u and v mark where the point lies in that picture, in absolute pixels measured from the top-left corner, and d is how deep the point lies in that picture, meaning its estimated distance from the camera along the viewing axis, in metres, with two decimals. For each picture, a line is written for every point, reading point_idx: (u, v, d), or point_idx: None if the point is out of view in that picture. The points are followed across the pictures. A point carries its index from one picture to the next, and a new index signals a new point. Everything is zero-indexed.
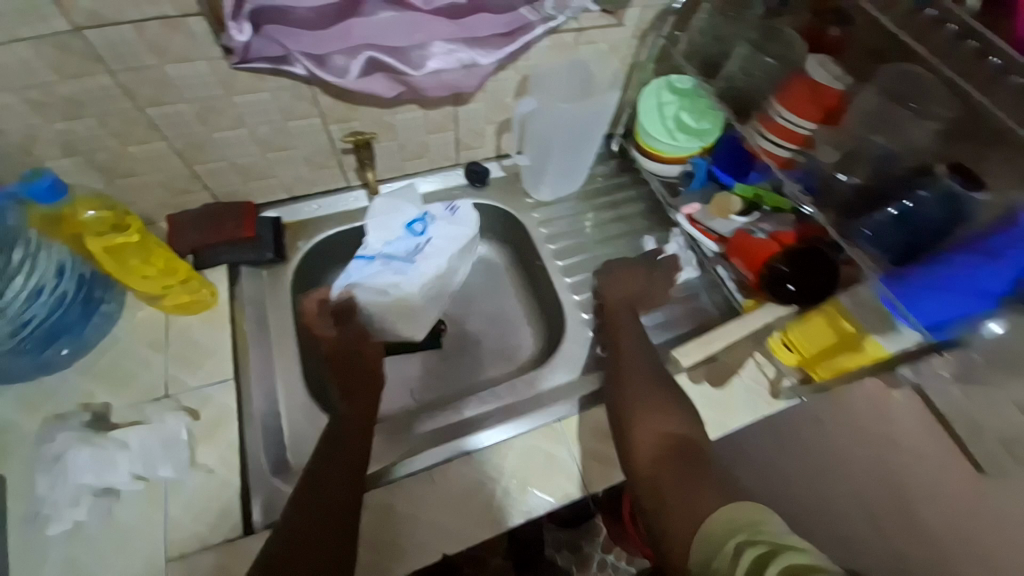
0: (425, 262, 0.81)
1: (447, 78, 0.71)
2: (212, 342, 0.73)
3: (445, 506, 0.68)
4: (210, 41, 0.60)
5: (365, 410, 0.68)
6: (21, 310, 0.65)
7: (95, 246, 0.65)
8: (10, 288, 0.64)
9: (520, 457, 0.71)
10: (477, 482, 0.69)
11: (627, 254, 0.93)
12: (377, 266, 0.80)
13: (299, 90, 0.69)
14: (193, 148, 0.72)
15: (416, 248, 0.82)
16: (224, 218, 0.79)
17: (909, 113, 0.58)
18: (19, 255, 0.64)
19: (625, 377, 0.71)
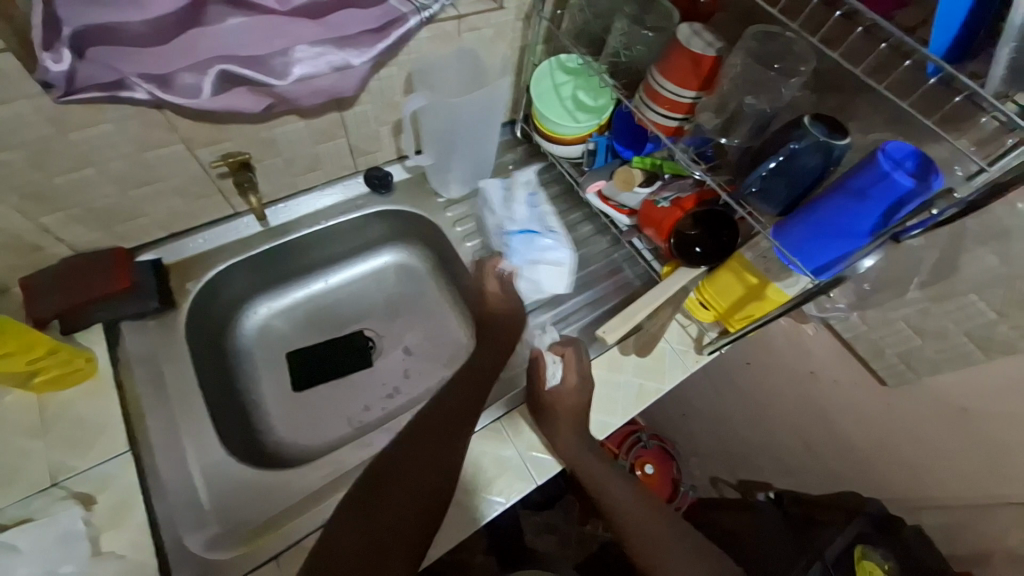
0: (564, 242, 0.85)
1: (320, 85, 0.65)
2: (100, 414, 0.65)
3: None
4: (23, 75, 0.51)
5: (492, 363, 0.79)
6: None
7: None
8: None
9: (468, 463, 0.69)
10: None
11: None
12: (529, 240, 0.84)
13: (149, 116, 0.61)
14: (33, 199, 0.62)
15: (548, 226, 0.86)
16: (91, 273, 0.69)
17: (775, 74, 0.61)
18: None
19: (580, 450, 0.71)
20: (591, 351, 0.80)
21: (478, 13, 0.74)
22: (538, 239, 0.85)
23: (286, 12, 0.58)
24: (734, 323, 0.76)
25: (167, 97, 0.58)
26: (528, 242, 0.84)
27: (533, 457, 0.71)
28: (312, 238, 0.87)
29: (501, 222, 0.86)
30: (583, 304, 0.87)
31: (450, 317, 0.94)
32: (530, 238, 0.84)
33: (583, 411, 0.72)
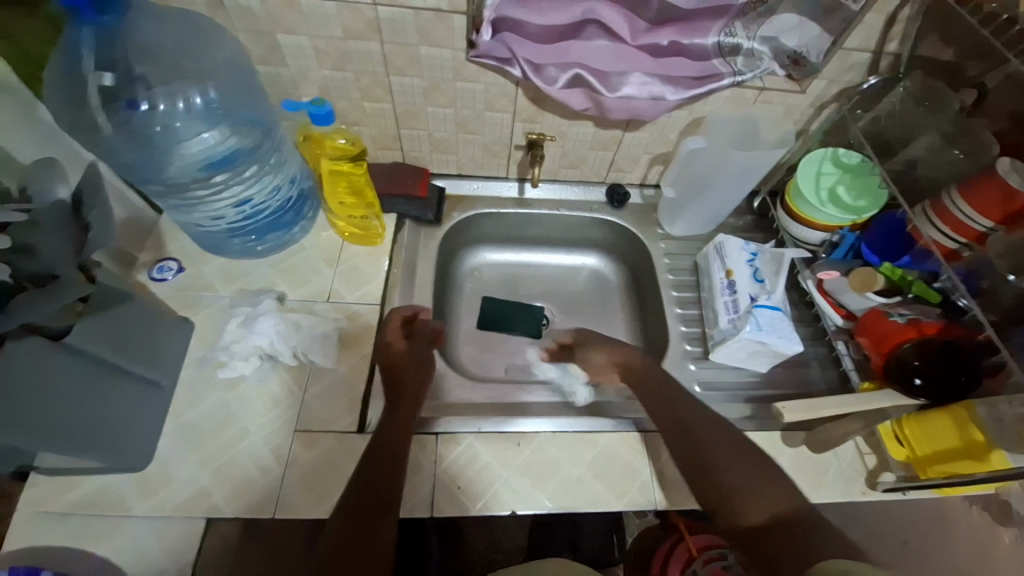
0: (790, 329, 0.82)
1: (633, 105, 0.79)
2: (372, 271, 0.87)
3: (521, 472, 0.72)
4: (462, 35, 0.74)
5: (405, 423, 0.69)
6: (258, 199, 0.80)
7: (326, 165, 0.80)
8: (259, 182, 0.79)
9: (603, 453, 0.75)
10: (556, 461, 0.74)
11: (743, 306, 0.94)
12: (778, 318, 0.79)
13: (507, 87, 0.82)
14: (407, 115, 0.87)
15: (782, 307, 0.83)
16: (406, 176, 0.95)
17: None
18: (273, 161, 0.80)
19: (674, 427, 0.69)
20: (751, 422, 0.79)
21: (778, 90, 0.83)
22: (783, 320, 0.79)
23: (633, 45, 0.76)
24: (928, 472, 0.70)
25: (530, 79, 0.77)
26: (773, 319, 0.79)
27: (661, 484, 0.73)
28: (545, 218, 1.03)
29: (752, 291, 0.82)
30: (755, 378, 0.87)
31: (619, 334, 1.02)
32: (780, 317, 0.79)
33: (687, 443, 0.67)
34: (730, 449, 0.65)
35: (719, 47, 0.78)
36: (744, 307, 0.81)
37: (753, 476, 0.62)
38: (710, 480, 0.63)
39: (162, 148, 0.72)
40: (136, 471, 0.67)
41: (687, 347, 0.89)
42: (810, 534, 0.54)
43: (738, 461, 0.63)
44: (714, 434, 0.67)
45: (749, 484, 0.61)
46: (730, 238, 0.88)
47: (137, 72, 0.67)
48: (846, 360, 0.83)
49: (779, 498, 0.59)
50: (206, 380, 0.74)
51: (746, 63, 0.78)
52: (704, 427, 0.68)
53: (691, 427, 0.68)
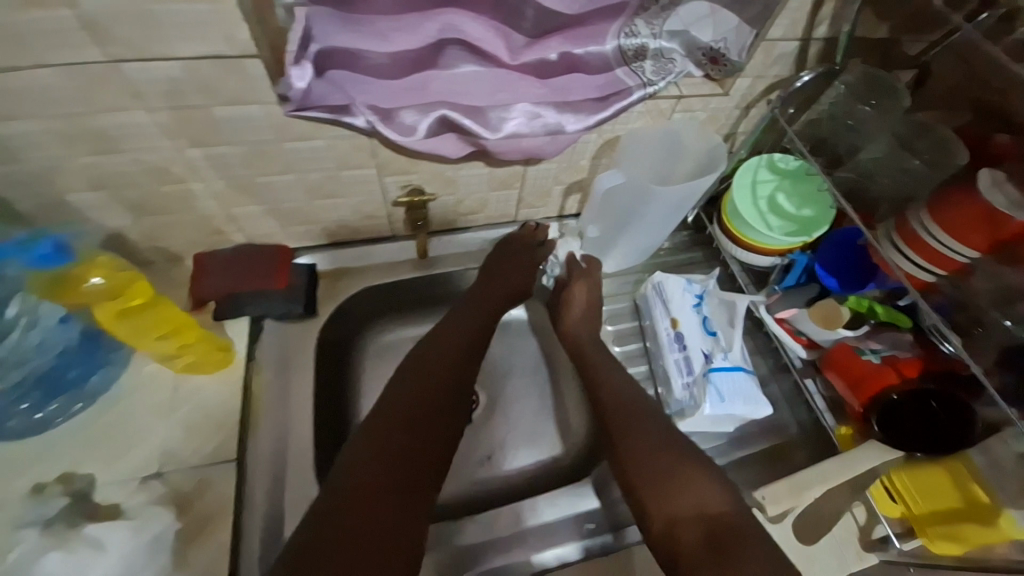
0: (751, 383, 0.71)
1: (526, 144, 0.61)
2: (222, 411, 0.64)
3: None
4: (269, 85, 0.52)
5: (443, 362, 0.68)
6: (19, 361, 0.56)
7: (105, 313, 0.55)
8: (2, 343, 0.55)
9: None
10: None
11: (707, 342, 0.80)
12: (739, 380, 0.68)
13: (358, 141, 0.60)
14: (232, 191, 0.64)
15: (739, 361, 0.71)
16: (255, 262, 0.71)
17: None
18: (15, 312, 0.54)
19: (608, 412, 0.67)
20: None
21: (699, 95, 0.68)
22: (745, 380, 0.68)
23: (514, 66, 0.56)
24: (929, 535, 0.60)
25: (380, 131, 0.56)
26: (734, 384, 0.67)
27: None
28: (453, 277, 0.83)
29: (705, 348, 0.70)
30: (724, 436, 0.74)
31: (563, 397, 0.86)
32: (739, 380, 0.68)
33: (626, 417, 0.66)
34: (665, 450, 0.62)
35: (621, 52, 0.58)
36: (699, 370, 0.68)
37: (692, 479, 0.58)
38: (644, 478, 0.60)
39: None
40: None
41: None
42: (742, 540, 0.52)
43: (674, 461, 0.60)
44: (652, 432, 0.63)
45: (683, 486, 0.58)
46: (669, 278, 0.73)
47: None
48: (818, 400, 0.71)
49: (712, 502, 0.56)
50: None
51: (656, 69, 0.60)
52: (646, 425, 0.64)
53: (634, 426, 0.65)
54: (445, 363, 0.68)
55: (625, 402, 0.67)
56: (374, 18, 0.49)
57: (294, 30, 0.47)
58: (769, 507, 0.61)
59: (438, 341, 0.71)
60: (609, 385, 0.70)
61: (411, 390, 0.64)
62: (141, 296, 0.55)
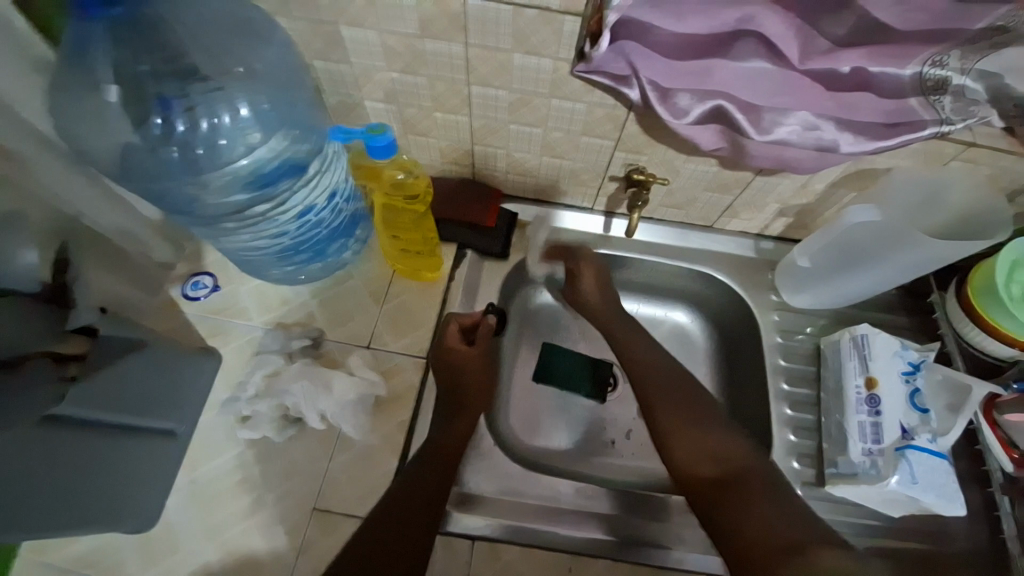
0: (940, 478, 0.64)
1: (785, 153, 0.59)
2: (420, 314, 0.73)
3: None
4: (571, 43, 0.56)
5: (671, 395, 0.69)
6: (307, 216, 0.68)
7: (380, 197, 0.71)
8: (297, 195, 0.66)
9: None
10: None
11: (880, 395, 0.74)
12: (938, 469, 0.61)
13: (616, 111, 0.63)
14: (484, 129, 0.70)
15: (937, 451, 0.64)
16: (473, 197, 0.79)
17: None
18: (314, 168, 0.66)
19: (652, 377, 0.72)
20: None
21: (993, 149, 0.60)
22: (945, 473, 0.61)
23: (799, 70, 0.54)
24: None
25: (652, 108, 0.58)
26: (931, 471, 0.61)
27: None
28: (632, 262, 0.85)
29: (907, 422, 0.63)
30: (883, 520, 0.68)
31: None
32: (938, 469, 0.61)
33: (692, 399, 0.69)
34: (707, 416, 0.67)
35: (921, 80, 0.55)
36: (890, 441, 0.63)
37: (685, 414, 0.67)
38: (672, 425, 0.67)
39: (205, 161, 0.60)
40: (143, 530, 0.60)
41: (794, 465, 0.70)
42: (752, 489, 0.59)
43: (675, 403, 0.69)
44: (672, 374, 0.72)
45: (692, 430, 0.66)
46: (880, 335, 0.68)
47: (193, 66, 0.57)
48: (1010, 523, 0.65)
49: (728, 445, 0.63)
50: (225, 433, 0.65)
51: (960, 108, 0.55)
52: (659, 359, 0.74)
53: (655, 375, 0.72)
54: (666, 400, 0.69)
55: (646, 348, 0.75)
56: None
57: None
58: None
59: (643, 363, 0.74)
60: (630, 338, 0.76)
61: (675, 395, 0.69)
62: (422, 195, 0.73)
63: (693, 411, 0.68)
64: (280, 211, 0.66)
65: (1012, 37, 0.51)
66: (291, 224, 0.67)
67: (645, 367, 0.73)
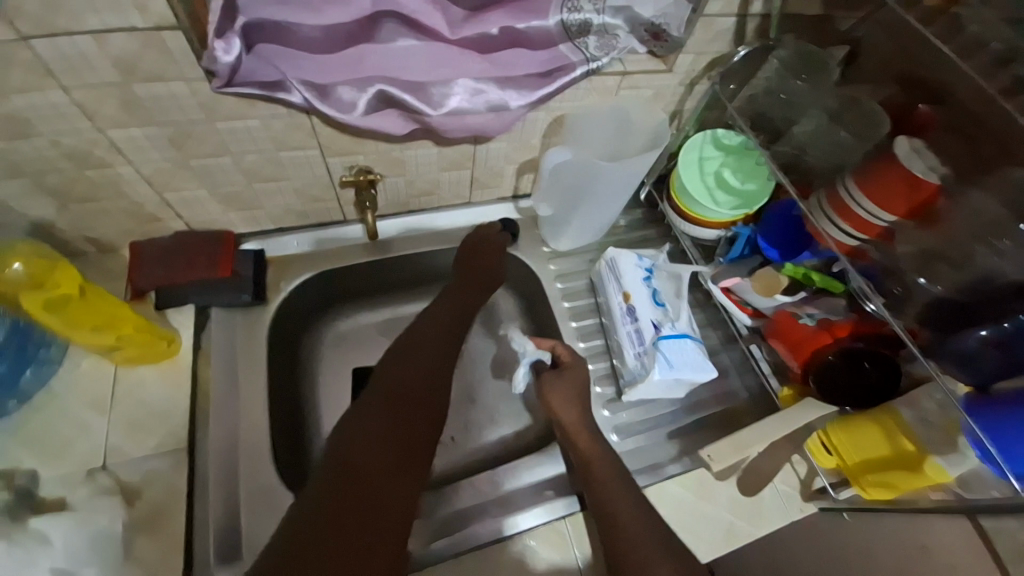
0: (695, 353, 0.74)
1: (471, 122, 0.61)
2: (166, 402, 0.62)
3: None
4: (193, 60, 0.50)
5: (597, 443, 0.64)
6: None
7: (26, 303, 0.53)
8: None
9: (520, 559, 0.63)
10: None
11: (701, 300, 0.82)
12: (687, 348, 0.70)
13: (296, 119, 0.59)
14: (165, 174, 0.62)
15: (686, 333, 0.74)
16: (197, 250, 0.69)
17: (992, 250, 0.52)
18: None
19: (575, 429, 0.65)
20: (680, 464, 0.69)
21: (644, 72, 0.69)
22: (693, 349, 0.70)
23: (453, 41, 0.54)
24: (863, 486, 0.64)
25: (319, 108, 0.55)
26: (682, 352, 0.69)
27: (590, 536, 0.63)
28: (409, 258, 0.81)
29: (655, 317, 0.72)
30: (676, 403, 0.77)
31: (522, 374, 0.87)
32: (688, 349, 0.70)
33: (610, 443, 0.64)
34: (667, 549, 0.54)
35: (566, 28, 0.58)
36: (650, 339, 0.70)
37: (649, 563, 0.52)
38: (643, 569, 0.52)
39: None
40: None
41: (597, 390, 0.76)
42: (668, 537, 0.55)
43: (638, 533, 0.55)
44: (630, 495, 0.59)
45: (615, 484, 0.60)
46: (621, 253, 0.75)
47: None
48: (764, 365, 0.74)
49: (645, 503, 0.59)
50: None
51: (600, 45, 0.61)
52: (615, 482, 0.60)
53: (609, 486, 0.59)
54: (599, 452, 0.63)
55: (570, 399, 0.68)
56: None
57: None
58: (723, 479, 0.70)
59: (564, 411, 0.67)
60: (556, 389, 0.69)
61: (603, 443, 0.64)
62: (66, 279, 0.56)
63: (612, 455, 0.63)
64: None
65: None
66: None
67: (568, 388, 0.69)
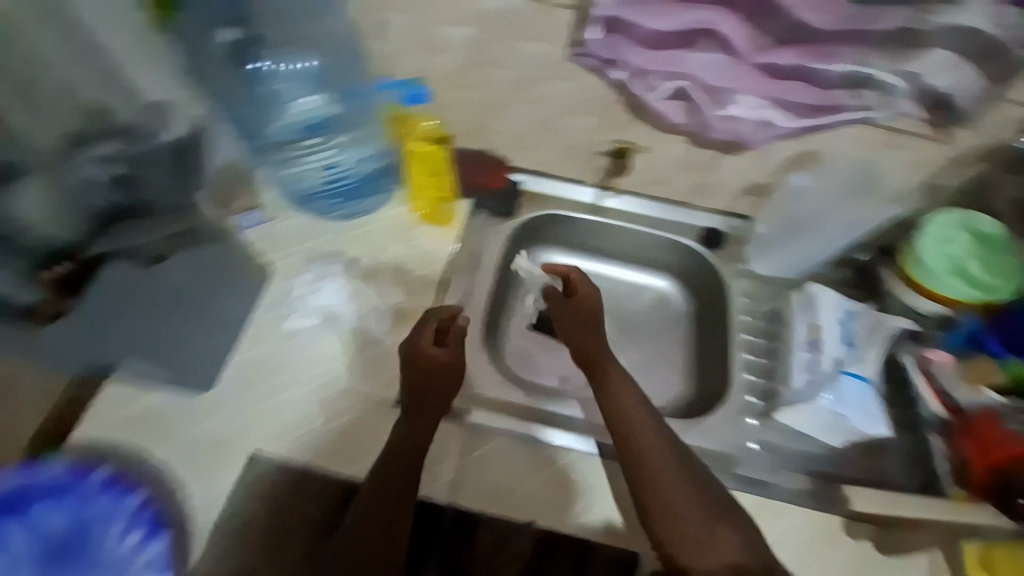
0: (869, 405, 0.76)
1: (738, 128, 0.75)
2: (439, 251, 0.88)
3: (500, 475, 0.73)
4: (564, 30, 0.70)
5: (656, 442, 0.69)
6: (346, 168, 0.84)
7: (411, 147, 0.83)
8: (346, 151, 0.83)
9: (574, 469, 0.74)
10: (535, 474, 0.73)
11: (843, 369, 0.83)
12: (863, 393, 0.75)
13: (602, 89, 0.76)
14: (486, 109, 0.82)
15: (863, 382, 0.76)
16: (480, 163, 0.92)
17: None
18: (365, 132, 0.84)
19: (630, 430, 0.70)
20: None
21: (913, 134, 0.73)
22: (869, 396, 0.75)
23: (750, 63, 0.68)
24: None
25: (631, 83, 0.74)
26: (858, 394, 0.74)
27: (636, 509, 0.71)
28: (618, 230, 0.99)
29: (840, 356, 0.76)
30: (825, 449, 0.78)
31: (671, 361, 0.95)
32: (865, 394, 0.74)
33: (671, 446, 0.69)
34: (703, 502, 0.65)
35: (854, 77, 0.67)
36: (828, 371, 0.76)
37: (686, 515, 0.64)
38: (678, 529, 0.64)
39: (270, 101, 0.77)
40: (204, 389, 0.72)
41: (749, 399, 0.81)
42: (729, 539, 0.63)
43: (679, 496, 0.65)
44: (675, 457, 0.68)
45: (667, 490, 0.65)
46: (825, 291, 0.81)
47: (260, 35, 0.71)
48: (939, 459, 0.73)
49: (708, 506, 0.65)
50: (272, 329, 0.76)
51: (879, 99, 0.68)
52: (664, 456, 0.68)
53: (667, 496, 0.65)
54: (656, 458, 0.68)
55: (631, 400, 0.72)
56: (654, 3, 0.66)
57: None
58: (853, 536, 0.71)
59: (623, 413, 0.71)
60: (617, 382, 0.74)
61: (665, 444, 0.69)
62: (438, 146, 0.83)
63: (672, 446, 0.69)
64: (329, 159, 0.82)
65: (926, 39, 0.62)
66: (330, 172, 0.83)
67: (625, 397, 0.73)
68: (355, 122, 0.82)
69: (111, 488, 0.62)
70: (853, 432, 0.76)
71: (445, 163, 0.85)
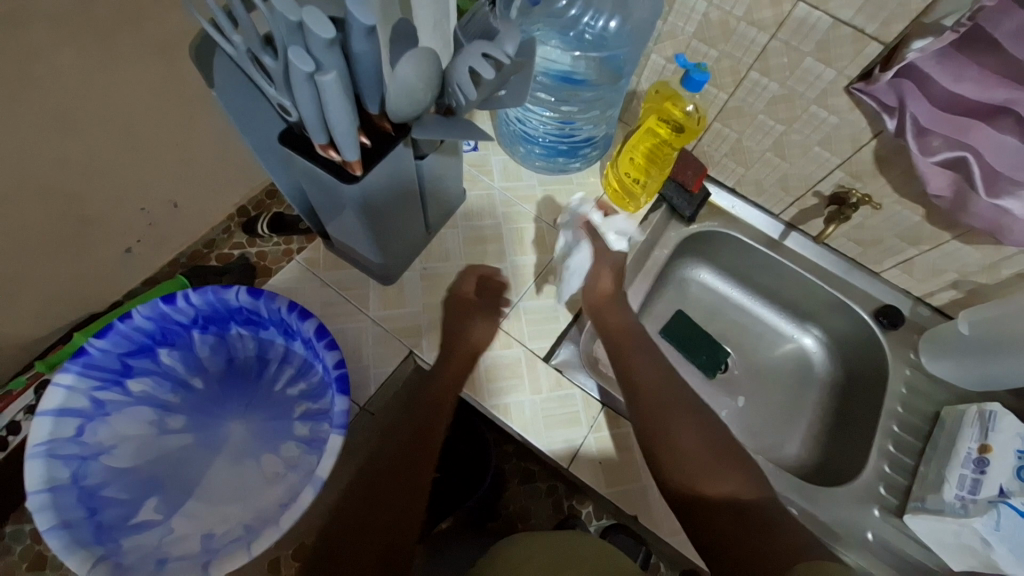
0: None
1: (1004, 222, 0.67)
2: None
3: (532, 426, 0.72)
4: (864, 64, 0.67)
5: (657, 383, 0.68)
6: (575, 125, 0.83)
7: (652, 121, 0.83)
8: (587, 111, 0.82)
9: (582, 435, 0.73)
10: (551, 433, 0.72)
11: (911, 473, 0.80)
12: None
13: (862, 135, 0.74)
14: (733, 111, 0.83)
15: None
16: (688, 164, 0.90)
17: None
18: (613, 101, 0.83)
19: (635, 377, 0.69)
20: None
21: None
22: None
23: None
24: None
25: (902, 139, 0.68)
26: (1018, 529, 0.68)
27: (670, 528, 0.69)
28: (787, 272, 0.95)
29: (1008, 486, 0.70)
30: (953, 575, 0.73)
31: (792, 418, 0.96)
32: None
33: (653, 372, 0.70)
34: (730, 472, 0.62)
35: None
36: (986, 496, 0.70)
37: (723, 514, 0.59)
38: (684, 464, 0.62)
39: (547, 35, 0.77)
40: (385, 282, 0.77)
41: (880, 490, 0.80)
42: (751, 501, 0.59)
43: (661, 402, 0.67)
44: (662, 376, 0.69)
45: (675, 436, 0.64)
46: (1009, 414, 0.73)
47: None
48: None
49: (727, 466, 0.62)
50: (457, 246, 0.81)
51: None
52: (657, 384, 0.69)
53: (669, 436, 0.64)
54: (663, 409, 0.66)
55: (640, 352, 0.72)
56: (966, 66, 0.61)
57: (922, 41, 0.61)
58: None
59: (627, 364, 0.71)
60: (625, 353, 0.72)
61: (671, 398, 0.67)
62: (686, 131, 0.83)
63: (670, 394, 0.68)
64: (570, 111, 0.82)
65: None
66: (562, 125, 0.83)
67: (638, 354, 0.72)
68: (611, 88, 0.81)
69: (319, 341, 0.61)
70: (1007, 566, 0.68)
71: (671, 155, 0.85)
